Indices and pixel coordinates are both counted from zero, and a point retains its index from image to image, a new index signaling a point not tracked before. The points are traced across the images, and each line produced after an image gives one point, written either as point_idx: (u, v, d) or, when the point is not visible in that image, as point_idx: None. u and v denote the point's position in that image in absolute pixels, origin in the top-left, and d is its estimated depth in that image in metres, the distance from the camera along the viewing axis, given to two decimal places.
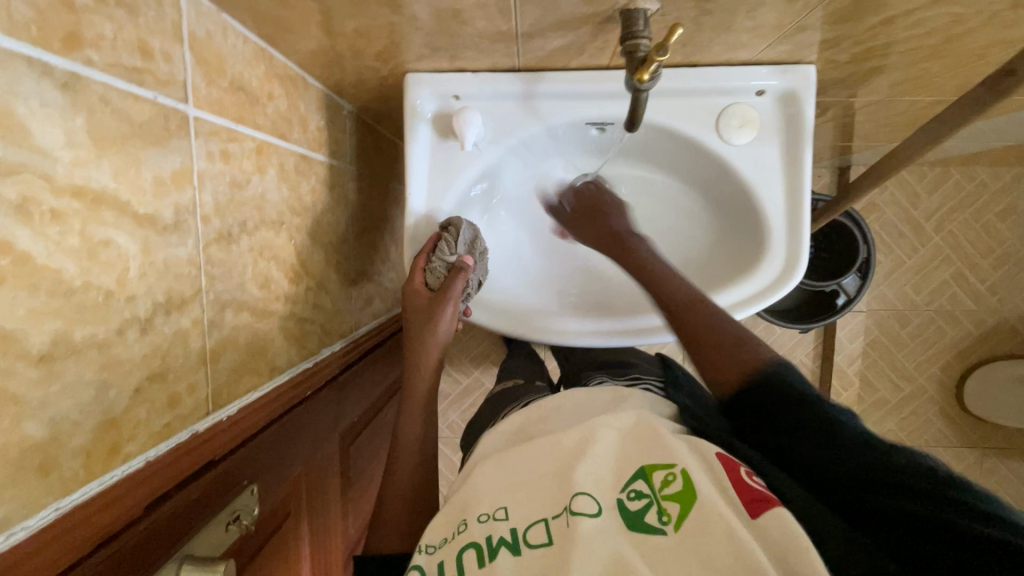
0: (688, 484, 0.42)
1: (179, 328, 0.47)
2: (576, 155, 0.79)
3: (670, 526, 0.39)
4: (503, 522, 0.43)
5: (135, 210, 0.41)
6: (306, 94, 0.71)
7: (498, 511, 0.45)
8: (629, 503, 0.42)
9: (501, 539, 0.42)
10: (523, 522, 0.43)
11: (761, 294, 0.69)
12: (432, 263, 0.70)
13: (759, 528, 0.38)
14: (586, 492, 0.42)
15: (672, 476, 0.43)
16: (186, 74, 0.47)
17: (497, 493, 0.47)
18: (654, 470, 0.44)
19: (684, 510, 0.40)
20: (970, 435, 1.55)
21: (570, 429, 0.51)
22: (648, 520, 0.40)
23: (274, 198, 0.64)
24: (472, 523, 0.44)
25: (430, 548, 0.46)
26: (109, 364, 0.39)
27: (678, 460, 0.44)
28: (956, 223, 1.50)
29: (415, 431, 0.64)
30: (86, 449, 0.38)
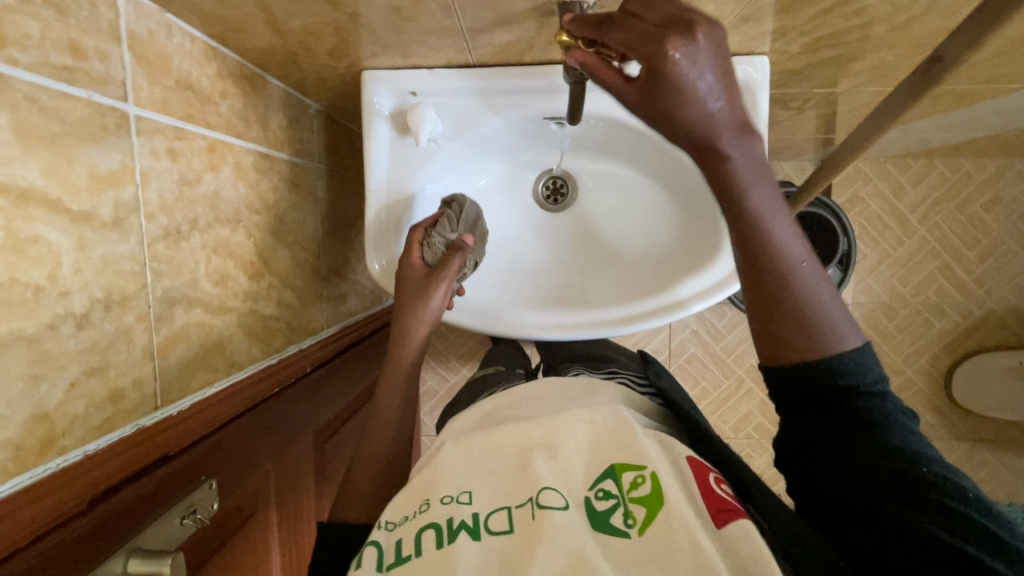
0: (656, 488, 0.41)
1: (122, 324, 0.47)
2: (538, 149, 0.80)
3: (634, 530, 0.39)
4: (465, 506, 0.43)
5: (68, 207, 0.42)
6: (265, 93, 0.72)
7: (462, 494, 0.44)
8: (597, 503, 0.42)
9: (462, 522, 0.41)
10: (485, 509, 0.42)
11: (721, 284, 0.70)
12: (432, 237, 0.70)
13: (724, 538, 0.38)
14: (553, 487, 0.42)
15: (641, 479, 0.42)
16: (126, 73, 0.48)
17: (463, 476, 0.46)
18: (624, 471, 0.43)
19: (649, 515, 0.40)
20: (960, 428, 1.54)
21: (539, 422, 0.50)
22: (610, 520, 0.40)
23: (230, 196, 0.64)
24: (435, 504, 0.44)
25: (390, 525, 0.45)
26: (41, 358, 0.40)
27: (649, 462, 0.43)
28: (940, 215, 1.49)
29: (384, 424, 0.64)
30: (15, 442, 0.38)
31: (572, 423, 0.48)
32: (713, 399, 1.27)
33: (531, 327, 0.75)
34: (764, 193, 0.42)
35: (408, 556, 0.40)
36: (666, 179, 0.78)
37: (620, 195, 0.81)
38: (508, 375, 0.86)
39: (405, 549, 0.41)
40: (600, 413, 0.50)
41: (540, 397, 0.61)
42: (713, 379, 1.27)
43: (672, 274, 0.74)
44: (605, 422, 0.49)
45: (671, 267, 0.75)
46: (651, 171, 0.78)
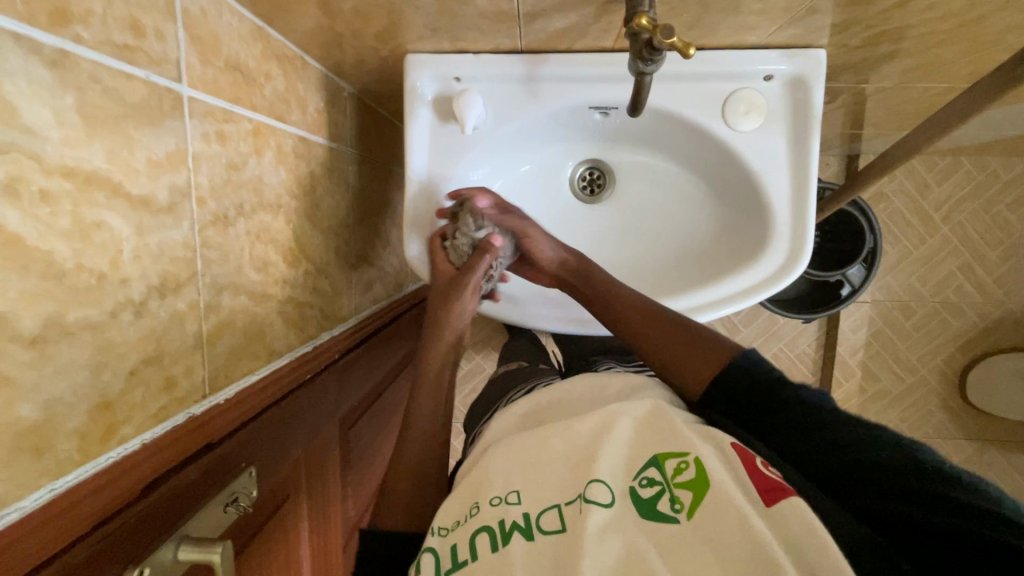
0: (700, 472, 0.41)
1: (175, 311, 0.46)
2: (578, 139, 0.78)
3: (682, 514, 0.39)
4: (514, 506, 0.44)
5: (128, 192, 0.41)
6: (304, 75, 0.70)
7: (510, 494, 0.45)
8: (641, 490, 0.42)
9: (514, 523, 0.42)
10: (535, 508, 0.43)
11: (761, 285, 0.69)
12: (456, 239, 0.69)
13: (773, 515, 0.37)
14: (601, 480, 0.42)
15: (685, 465, 0.42)
16: (180, 53, 0.46)
17: (508, 476, 0.47)
18: (667, 458, 0.43)
19: (697, 497, 0.39)
20: (971, 427, 1.54)
21: (587, 415, 0.50)
22: (657, 507, 0.40)
23: (272, 180, 0.63)
24: (484, 506, 0.45)
25: (442, 530, 0.47)
26: (104, 347, 0.39)
27: (691, 449, 0.43)
28: (965, 214, 1.48)
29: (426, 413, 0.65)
30: (80, 431, 0.37)
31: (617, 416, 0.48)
32: None
33: (567, 322, 0.75)
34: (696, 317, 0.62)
35: (465, 561, 0.42)
36: (710, 174, 0.76)
37: (655, 187, 0.79)
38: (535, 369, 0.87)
39: (461, 554, 0.43)
40: (633, 404, 0.50)
41: (580, 394, 0.61)
42: None
43: (712, 273, 0.74)
44: (645, 414, 0.49)
45: (710, 266, 0.75)
46: (694, 166, 0.77)
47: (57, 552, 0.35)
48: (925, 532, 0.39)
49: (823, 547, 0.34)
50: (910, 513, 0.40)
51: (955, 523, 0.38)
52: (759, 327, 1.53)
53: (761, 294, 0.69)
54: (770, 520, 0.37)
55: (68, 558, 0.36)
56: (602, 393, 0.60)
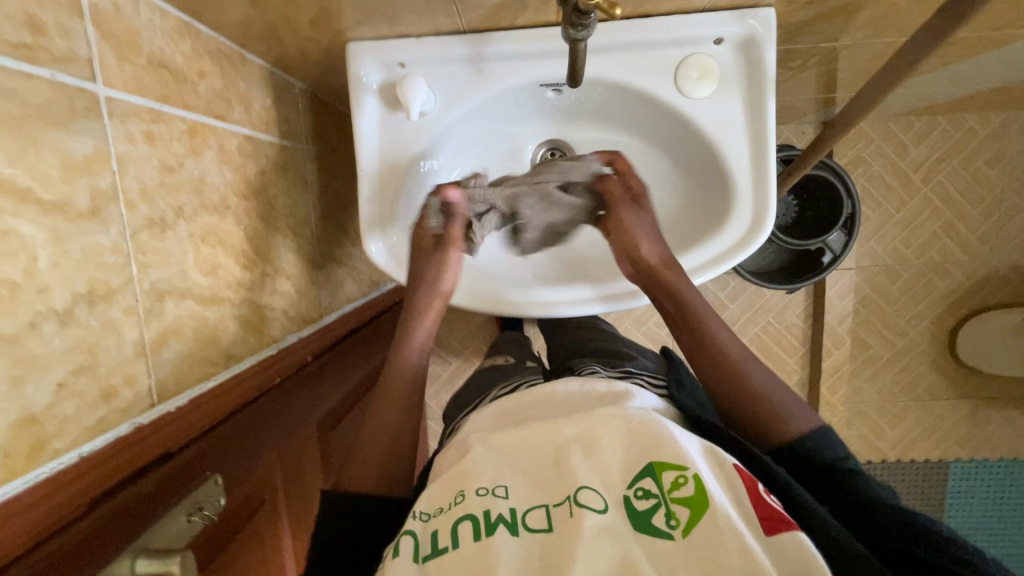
0: (699, 489, 0.39)
1: (109, 319, 0.45)
2: (534, 120, 0.76)
3: (677, 532, 0.38)
4: (502, 500, 0.42)
5: (39, 197, 0.39)
6: (245, 72, 0.68)
7: (497, 487, 0.43)
8: (636, 502, 0.40)
9: (500, 516, 0.41)
10: (522, 504, 0.42)
11: (729, 253, 0.68)
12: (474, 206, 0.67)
13: (771, 544, 0.37)
14: (590, 486, 0.41)
15: (683, 479, 0.40)
16: (91, 50, 0.44)
17: (496, 468, 0.45)
18: (664, 469, 0.41)
19: (695, 516, 0.38)
20: (964, 386, 1.54)
21: (569, 419, 0.47)
22: (651, 521, 0.39)
23: (216, 180, 0.61)
24: (470, 495, 0.43)
25: (424, 515, 0.44)
26: (24, 359, 0.37)
27: (690, 463, 0.41)
28: (944, 173, 1.46)
29: (388, 418, 0.60)
30: (3, 447, 0.36)
31: (604, 422, 0.45)
32: None
33: (543, 306, 0.74)
34: (764, 375, 0.57)
35: (444, 548, 0.40)
36: (670, 146, 0.74)
37: None
38: (520, 368, 0.85)
39: (441, 541, 0.41)
40: (632, 407, 0.47)
41: (567, 391, 0.59)
42: None
43: (678, 246, 0.72)
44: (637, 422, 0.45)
45: (676, 239, 0.73)
46: (654, 139, 0.75)
47: None
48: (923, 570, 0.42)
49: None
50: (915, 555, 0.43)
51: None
52: (745, 302, 1.52)
53: (728, 263, 0.67)
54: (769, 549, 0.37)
55: None
56: (587, 392, 0.58)
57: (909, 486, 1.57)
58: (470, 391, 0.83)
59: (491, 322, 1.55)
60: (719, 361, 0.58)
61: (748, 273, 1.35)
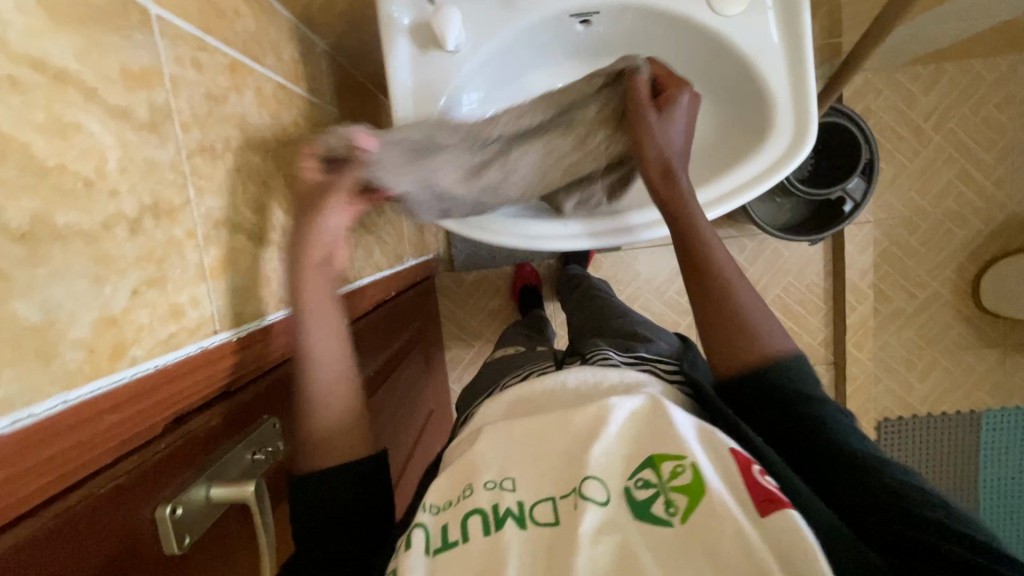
0: (697, 476, 0.39)
1: (173, 237, 0.44)
2: (563, 59, 0.76)
3: (677, 518, 0.37)
4: (510, 493, 0.42)
5: (105, 99, 0.38)
6: (275, 21, 0.68)
7: (505, 481, 0.43)
8: (636, 491, 0.40)
9: (508, 510, 0.41)
10: (529, 497, 0.42)
11: (770, 171, 0.68)
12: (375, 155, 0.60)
13: (767, 530, 0.36)
14: (595, 477, 0.41)
15: (682, 468, 0.40)
16: None
17: (504, 458, 0.45)
18: (664, 460, 0.41)
19: (693, 501, 0.38)
20: (990, 334, 1.51)
21: (582, 406, 0.48)
22: (651, 508, 0.38)
23: (256, 122, 0.61)
24: (479, 489, 0.43)
25: (433, 508, 0.44)
26: (101, 259, 0.37)
27: (689, 451, 0.41)
28: (955, 121, 1.45)
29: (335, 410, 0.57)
30: (87, 344, 0.35)
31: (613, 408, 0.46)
32: None
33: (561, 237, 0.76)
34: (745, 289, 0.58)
35: (454, 541, 0.40)
36: (702, 75, 0.74)
37: None
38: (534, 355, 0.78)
39: (451, 534, 0.41)
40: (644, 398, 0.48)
41: (577, 382, 0.57)
42: None
43: (716, 171, 0.72)
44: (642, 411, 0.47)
45: (712, 166, 0.73)
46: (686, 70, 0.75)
47: (73, 484, 0.34)
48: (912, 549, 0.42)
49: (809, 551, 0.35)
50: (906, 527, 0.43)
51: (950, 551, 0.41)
52: (766, 263, 1.50)
53: (771, 180, 0.67)
54: (763, 530, 0.37)
55: (92, 488, 0.35)
56: (599, 384, 0.56)
57: (941, 441, 1.55)
58: (479, 384, 0.77)
59: (511, 301, 1.54)
60: (709, 286, 0.58)
61: (769, 228, 1.34)
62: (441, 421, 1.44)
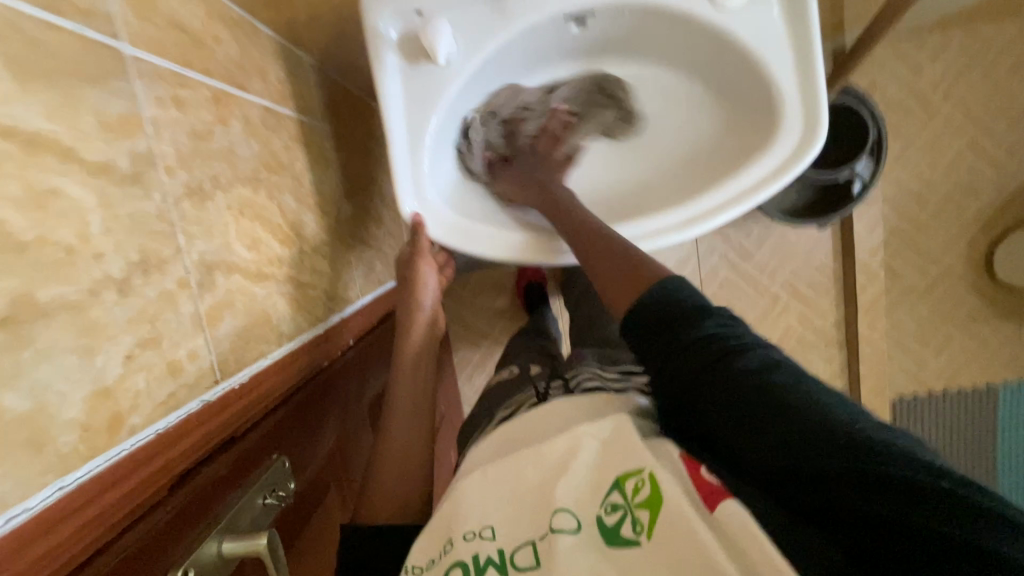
0: (654, 488, 0.38)
1: (165, 290, 0.42)
2: (559, 61, 0.74)
3: (643, 536, 0.37)
4: (489, 541, 0.41)
5: (83, 157, 0.36)
6: (258, 41, 0.65)
7: (485, 528, 0.42)
8: (607, 518, 0.39)
9: (489, 558, 0.40)
10: (509, 543, 0.41)
11: (781, 169, 0.64)
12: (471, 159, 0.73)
13: (717, 522, 0.36)
14: (566, 509, 0.40)
15: (641, 483, 0.39)
16: (114, 6, 0.42)
17: (484, 506, 0.44)
18: (626, 479, 0.40)
19: (654, 515, 0.37)
20: (1008, 310, 1.43)
21: (553, 435, 0.47)
22: (620, 532, 0.38)
23: (245, 152, 0.58)
24: (459, 541, 0.42)
25: (417, 569, 0.44)
26: (91, 329, 0.35)
27: (647, 464, 0.40)
28: (965, 89, 1.33)
29: (401, 438, 0.63)
30: (81, 423, 0.34)
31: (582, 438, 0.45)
32: (752, 319, 1.43)
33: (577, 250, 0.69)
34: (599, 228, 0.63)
35: None
36: (705, 71, 0.72)
37: (651, 99, 0.75)
38: (524, 377, 0.76)
39: None
40: (610, 417, 0.47)
41: (566, 402, 0.55)
42: (749, 301, 1.42)
43: (723, 171, 0.69)
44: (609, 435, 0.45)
45: (720, 164, 0.70)
46: (688, 66, 0.72)
47: (89, 558, 0.33)
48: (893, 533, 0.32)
49: (763, 544, 0.33)
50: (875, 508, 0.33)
51: (930, 542, 0.31)
52: (773, 247, 1.40)
53: (784, 179, 0.63)
54: (713, 527, 0.35)
55: (101, 565, 0.33)
56: (587, 401, 0.54)
57: (957, 426, 1.44)
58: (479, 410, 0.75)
59: (516, 300, 1.50)
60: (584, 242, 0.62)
61: (775, 215, 1.29)
62: (454, 425, 1.42)
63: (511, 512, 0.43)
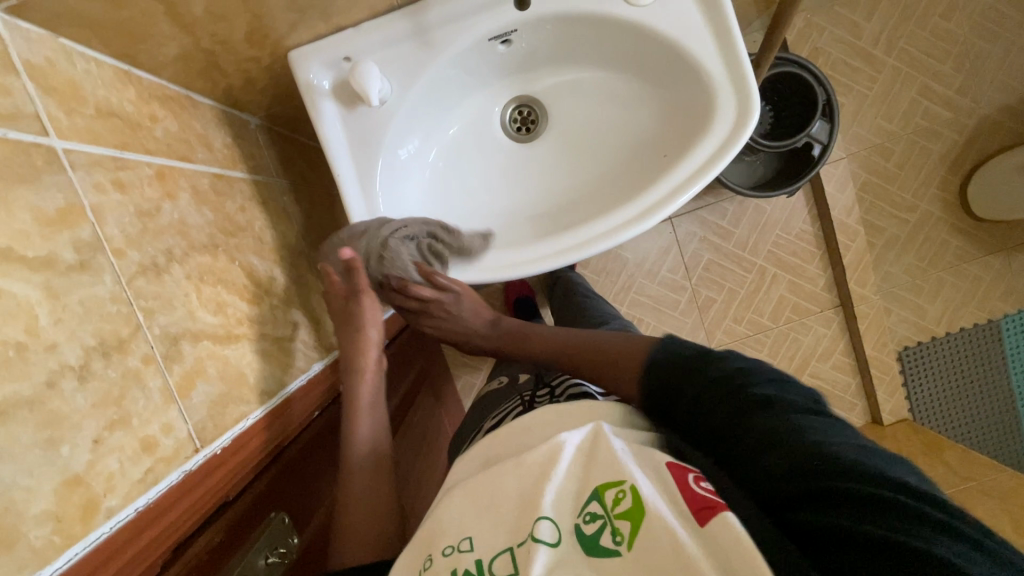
0: (637, 500, 0.40)
1: (128, 370, 0.43)
2: (494, 82, 0.76)
3: (624, 546, 0.38)
4: (467, 554, 0.43)
5: (23, 254, 0.37)
6: (198, 113, 0.67)
7: (462, 542, 0.44)
8: (585, 527, 0.41)
9: (466, 573, 0.41)
10: (488, 553, 0.42)
11: (714, 157, 0.64)
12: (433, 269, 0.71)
13: (708, 537, 0.37)
14: (547, 517, 0.41)
15: (622, 494, 0.41)
16: (36, 105, 0.43)
17: (464, 519, 0.45)
18: (607, 488, 0.42)
19: (635, 526, 0.39)
20: (990, 241, 1.39)
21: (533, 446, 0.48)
22: (600, 542, 0.39)
23: (198, 222, 0.59)
24: (438, 557, 0.43)
25: None
26: (51, 420, 0.35)
27: (628, 475, 0.42)
28: (906, 39, 1.34)
29: (364, 483, 0.64)
30: (53, 514, 0.34)
31: (557, 445, 0.46)
32: (743, 296, 1.42)
33: (528, 265, 0.68)
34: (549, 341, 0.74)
35: None
36: (634, 68, 0.73)
37: (588, 103, 0.77)
38: (513, 386, 0.75)
39: None
40: (588, 427, 0.48)
41: (542, 423, 0.54)
42: (735, 278, 1.42)
43: (664, 164, 0.70)
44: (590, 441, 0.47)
45: (661, 157, 0.71)
46: (617, 67, 0.74)
47: None
48: (846, 548, 0.35)
49: (749, 554, 0.35)
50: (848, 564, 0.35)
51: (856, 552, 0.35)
52: (751, 222, 1.41)
53: (715, 169, 0.64)
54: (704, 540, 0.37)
55: None
56: (559, 421, 0.53)
57: (962, 372, 1.41)
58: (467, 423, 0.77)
59: None
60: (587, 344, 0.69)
61: (743, 191, 1.27)
62: None
63: (492, 526, 0.44)
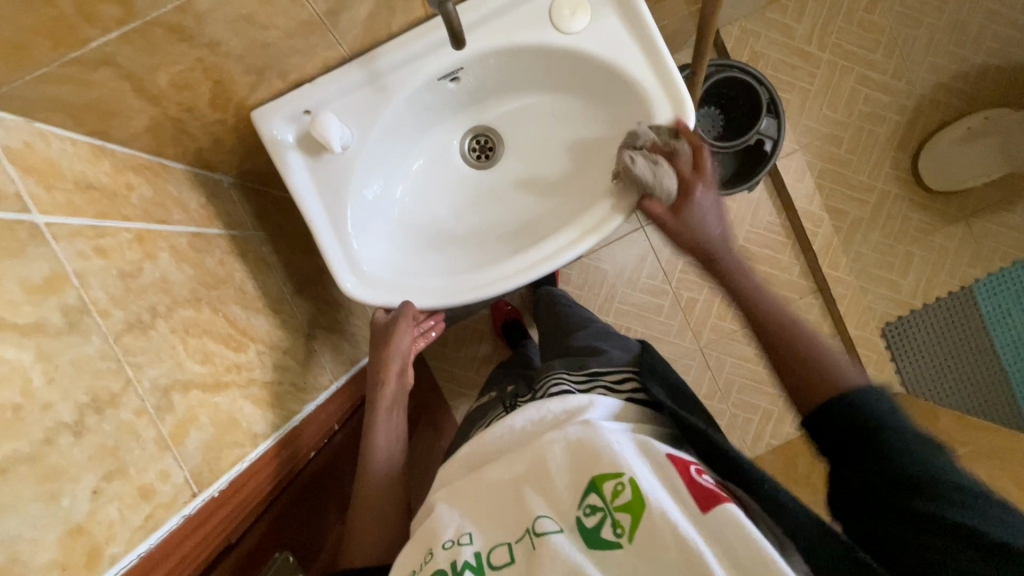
0: (636, 493, 0.43)
1: (122, 422, 0.45)
2: (448, 116, 0.81)
3: (624, 538, 0.42)
4: (467, 546, 0.46)
5: (14, 321, 0.39)
6: (172, 178, 0.70)
7: (462, 536, 0.47)
8: (586, 520, 0.44)
9: (466, 563, 0.44)
10: (486, 545, 0.46)
11: None
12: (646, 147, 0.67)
13: (710, 524, 0.42)
14: (546, 514, 0.45)
15: (621, 486, 0.44)
16: (17, 185, 0.46)
17: (462, 516, 0.49)
18: (604, 480, 0.45)
19: (635, 519, 0.42)
20: (950, 211, 1.43)
21: (523, 449, 0.51)
22: (601, 534, 0.43)
23: (179, 278, 0.62)
24: (438, 550, 0.46)
25: None
26: (48, 475, 0.38)
27: (625, 468, 0.45)
28: (836, 34, 1.43)
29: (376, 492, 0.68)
30: (59, 562, 0.37)
31: (548, 446, 0.49)
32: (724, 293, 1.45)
33: (506, 279, 0.71)
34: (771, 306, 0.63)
35: None
36: (576, 87, 0.78)
37: (539, 125, 0.82)
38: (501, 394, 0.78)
39: None
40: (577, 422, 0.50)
41: (525, 423, 0.56)
42: None
43: None
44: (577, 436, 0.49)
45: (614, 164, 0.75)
46: (561, 88, 0.79)
47: None
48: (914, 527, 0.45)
49: (751, 546, 0.40)
50: (886, 534, 0.46)
51: (913, 525, 0.45)
52: None
53: None
54: (704, 527, 0.43)
55: None
56: (545, 419, 0.56)
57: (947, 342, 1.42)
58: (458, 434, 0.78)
59: (498, 343, 1.50)
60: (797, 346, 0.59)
61: None
62: None
63: (487, 523, 0.48)
